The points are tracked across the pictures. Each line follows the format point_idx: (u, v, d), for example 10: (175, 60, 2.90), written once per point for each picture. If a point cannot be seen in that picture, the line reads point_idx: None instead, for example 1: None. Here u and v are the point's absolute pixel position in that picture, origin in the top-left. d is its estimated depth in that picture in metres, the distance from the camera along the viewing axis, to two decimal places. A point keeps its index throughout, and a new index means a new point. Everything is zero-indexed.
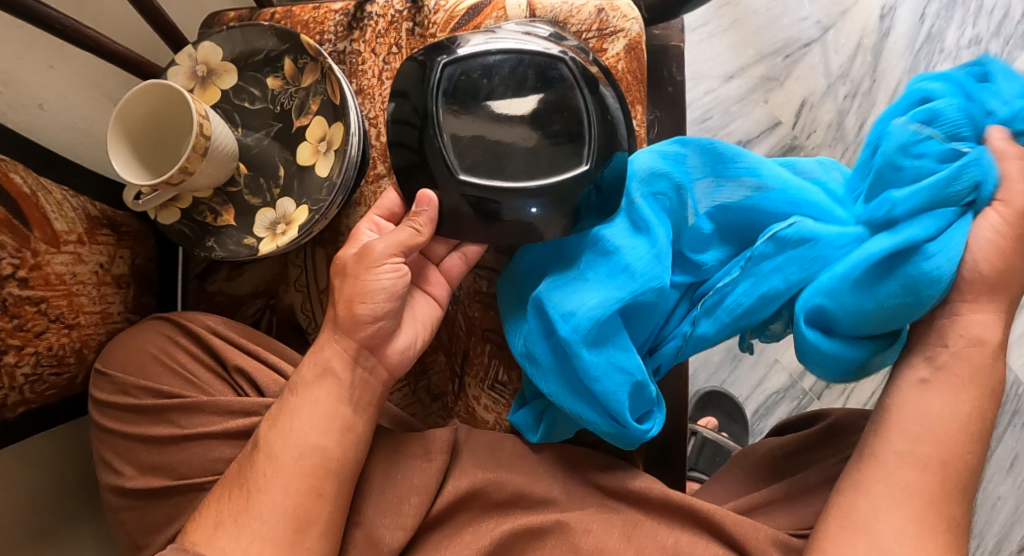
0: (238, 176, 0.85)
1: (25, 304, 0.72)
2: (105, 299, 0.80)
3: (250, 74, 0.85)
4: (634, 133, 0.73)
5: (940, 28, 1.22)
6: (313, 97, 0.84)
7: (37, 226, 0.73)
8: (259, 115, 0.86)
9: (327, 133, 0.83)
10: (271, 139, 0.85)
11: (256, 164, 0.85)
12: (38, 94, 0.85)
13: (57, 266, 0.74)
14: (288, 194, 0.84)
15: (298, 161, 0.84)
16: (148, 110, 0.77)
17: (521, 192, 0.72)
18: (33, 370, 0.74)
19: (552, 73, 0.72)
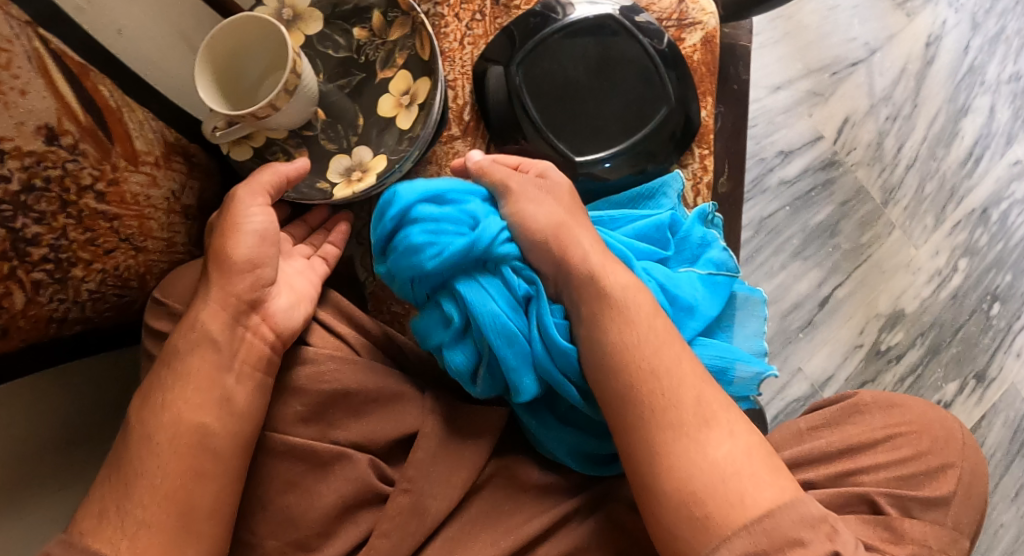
0: (315, 121, 0.85)
1: (100, 218, 0.70)
2: (172, 228, 0.78)
3: (338, 22, 0.86)
4: (676, 67, 0.87)
5: (982, 62, 1.26)
6: (399, 51, 0.84)
7: (120, 141, 0.72)
8: (342, 63, 0.86)
9: (412, 88, 0.83)
10: (353, 87, 0.86)
11: (334, 111, 0.84)
12: (117, 19, 0.83)
13: (132, 185, 0.73)
14: (365, 143, 0.84)
15: (379, 112, 0.85)
16: (237, 43, 0.77)
17: (612, 145, 0.87)
18: (97, 287, 0.72)
19: (593, 38, 0.87)
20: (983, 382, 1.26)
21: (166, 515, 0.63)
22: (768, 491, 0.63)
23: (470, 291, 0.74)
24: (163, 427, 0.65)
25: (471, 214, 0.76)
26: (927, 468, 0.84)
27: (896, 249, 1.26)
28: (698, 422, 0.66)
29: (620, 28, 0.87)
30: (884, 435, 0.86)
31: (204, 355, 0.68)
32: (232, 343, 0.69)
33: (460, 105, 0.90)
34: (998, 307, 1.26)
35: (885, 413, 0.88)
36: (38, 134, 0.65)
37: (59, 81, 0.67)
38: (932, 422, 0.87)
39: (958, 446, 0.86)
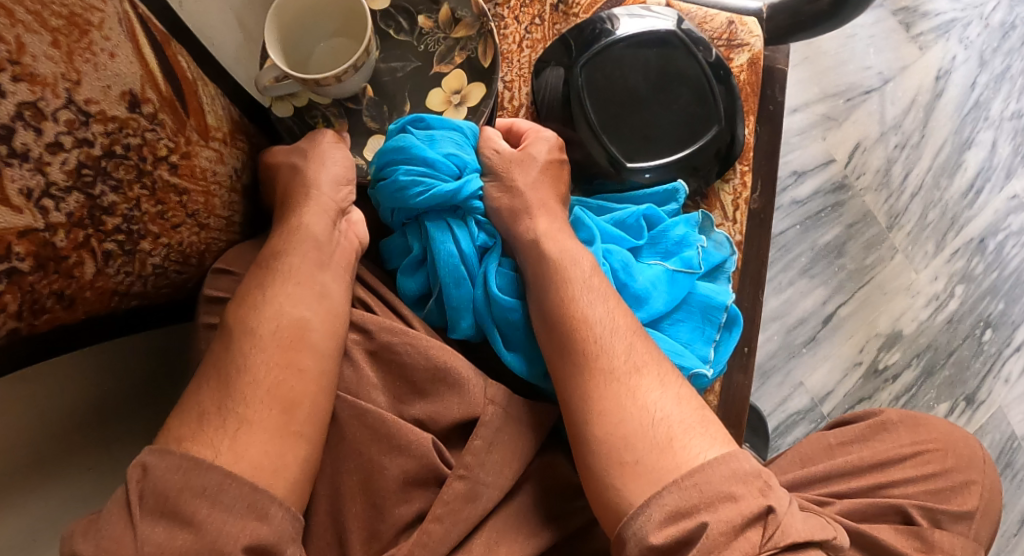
0: (362, 96, 0.85)
1: (170, 192, 0.69)
2: (232, 206, 0.77)
3: (405, 4, 0.87)
4: (726, 84, 0.91)
5: (987, 98, 1.32)
6: (460, 50, 0.85)
7: (194, 115, 0.71)
8: (401, 46, 0.87)
9: (463, 89, 0.85)
10: (405, 74, 0.86)
11: (385, 91, 0.86)
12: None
13: (203, 160, 0.72)
14: None
15: (427, 105, 0.85)
16: (306, 8, 0.78)
17: (662, 154, 0.91)
18: (161, 262, 0.71)
19: (652, 51, 0.91)
20: (972, 404, 1.31)
21: (270, 410, 0.65)
22: (698, 440, 0.65)
23: (449, 270, 0.78)
24: (267, 329, 0.69)
25: (456, 160, 0.80)
26: (953, 484, 0.90)
27: (899, 272, 1.30)
28: (629, 370, 0.69)
29: (679, 43, 0.91)
30: (913, 450, 0.92)
31: (304, 254, 0.74)
32: (330, 242, 0.76)
33: (515, 106, 0.93)
34: (989, 333, 1.32)
35: (911, 429, 0.94)
36: (122, 100, 0.64)
37: (144, 47, 0.66)
38: (957, 441, 0.93)
39: (979, 463, 0.92)
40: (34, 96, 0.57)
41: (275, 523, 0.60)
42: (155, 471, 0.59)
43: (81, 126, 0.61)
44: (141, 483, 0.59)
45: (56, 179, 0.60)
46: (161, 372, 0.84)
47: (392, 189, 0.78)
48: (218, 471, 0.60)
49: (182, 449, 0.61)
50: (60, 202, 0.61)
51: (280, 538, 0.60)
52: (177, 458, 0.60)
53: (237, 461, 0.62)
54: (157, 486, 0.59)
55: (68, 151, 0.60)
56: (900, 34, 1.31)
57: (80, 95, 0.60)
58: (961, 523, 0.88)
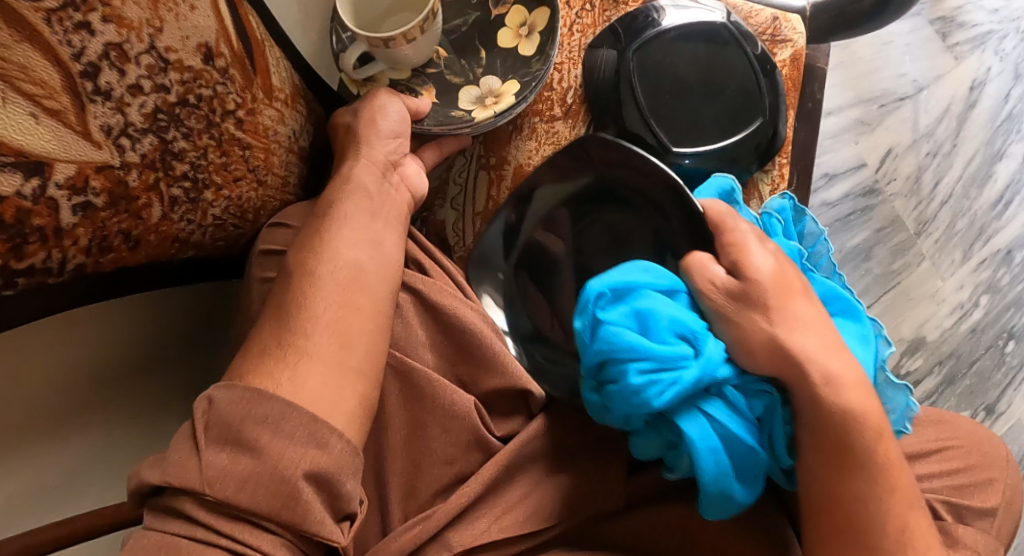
0: (437, 60, 0.93)
1: (236, 145, 0.69)
2: (288, 167, 0.77)
3: None
4: (770, 71, 0.92)
5: (1021, 111, 1.32)
6: None
7: (261, 74, 0.71)
8: (453, 8, 0.94)
9: (529, 19, 0.91)
10: (470, 27, 0.94)
11: (456, 48, 0.94)
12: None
13: (266, 118, 0.72)
14: (491, 73, 0.92)
15: (500, 44, 0.93)
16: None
17: (705, 141, 0.92)
18: (221, 215, 0.71)
19: (703, 42, 0.93)
20: (991, 415, 1.32)
21: (328, 343, 0.68)
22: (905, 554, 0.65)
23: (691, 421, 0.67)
24: (328, 270, 0.72)
25: (682, 327, 0.68)
26: (975, 480, 0.92)
27: (924, 279, 1.31)
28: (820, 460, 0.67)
29: (727, 38, 0.92)
30: (936, 446, 0.94)
31: (356, 202, 0.78)
32: (380, 194, 0.80)
33: (563, 88, 0.93)
34: (1012, 345, 1.32)
35: (935, 426, 0.96)
36: (198, 51, 0.64)
37: (220, 1, 0.66)
38: (980, 440, 0.95)
39: (1004, 461, 0.94)
40: (120, 38, 0.58)
41: (333, 454, 0.62)
42: (219, 402, 0.61)
43: (160, 71, 0.62)
44: (207, 414, 0.61)
45: (133, 121, 0.61)
46: (204, 330, 0.87)
47: (623, 394, 0.67)
48: (281, 401, 0.62)
49: (245, 381, 0.64)
50: (135, 142, 0.61)
51: (340, 468, 0.62)
52: (240, 389, 0.62)
53: (299, 391, 0.64)
54: (222, 416, 0.61)
55: (147, 95, 0.61)
56: (937, 43, 1.32)
57: (161, 42, 0.61)
58: (983, 518, 0.89)
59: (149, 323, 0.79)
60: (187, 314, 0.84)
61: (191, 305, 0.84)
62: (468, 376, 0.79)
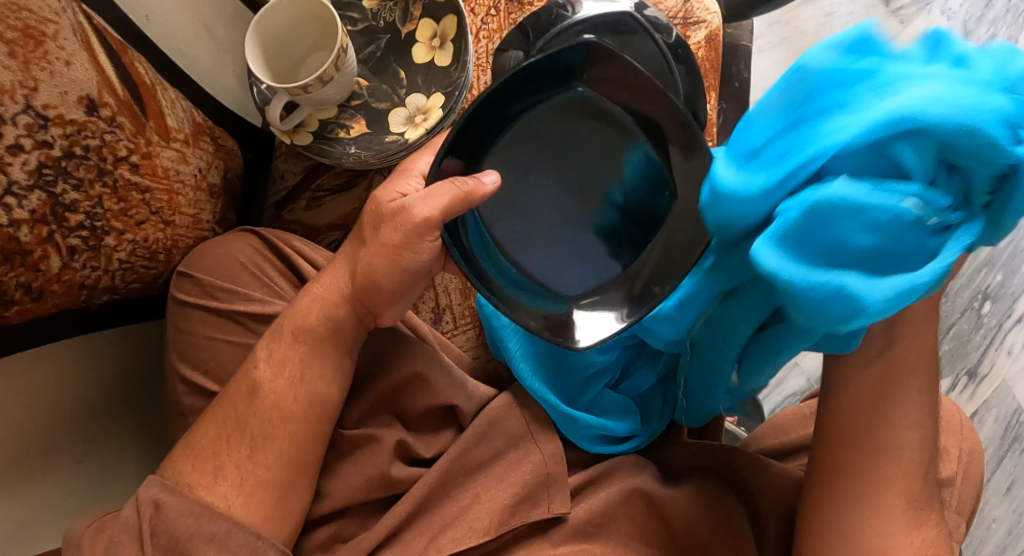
0: (359, 90, 0.89)
1: (133, 190, 0.72)
2: (198, 205, 0.80)
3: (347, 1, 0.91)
4: (682, 50, 0.91)
5: None
6: (413, 4, 0.89)
7: (153, 117, 0.74)
8: (362, 34, 0.91)
9: (438, 30, 0.88)
10: (383, 50, 0.90)
11: (374, 76, 0.90)
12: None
13: (165, 160, 0.75)
14: (415, 91, 0.89)
15: (416, 61, 0.89)
16: (280, 27, 0.82)
17: None
18: (128, 258, 0.75)
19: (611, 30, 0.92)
20: (974, 378, 1.30)
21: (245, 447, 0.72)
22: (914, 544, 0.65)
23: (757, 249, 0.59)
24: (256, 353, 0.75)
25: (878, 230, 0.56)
26: (932, 451, 0.88)
27: None
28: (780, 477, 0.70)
29: (634, 24, 0.92)
30: None
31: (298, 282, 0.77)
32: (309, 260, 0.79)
33: (476, 95, 0.92)
34: (988, 306, 1.30)
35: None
36: (80, 105, 0.67)
37: (98, 53, 0.69)
38: (934, 406, 0.91)
39: (958, 427, 0.90)
40: None
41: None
42: (166, 508, 0.67)
43: (41, 129, 0.64)
44: (153, 521, 0.66)
45: (18, 180, 0.64)
46: (154, 372, 0.89)
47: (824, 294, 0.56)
48: (228, 520, 0.67)
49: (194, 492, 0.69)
50: (22, 200, 0.64)
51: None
52: (189, 501, 0.67)
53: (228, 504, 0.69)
54: (168, 527, 0.66)
55: (29, 153, 0.64)
56: (881, 9, 1.31)
57: (38, 100, 0.63)
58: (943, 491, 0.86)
59: (96, 368, 0.81)
60: (133, 356, 0.86)
61: (136, 347, 0.86)
62: (402, 392, 0.81)
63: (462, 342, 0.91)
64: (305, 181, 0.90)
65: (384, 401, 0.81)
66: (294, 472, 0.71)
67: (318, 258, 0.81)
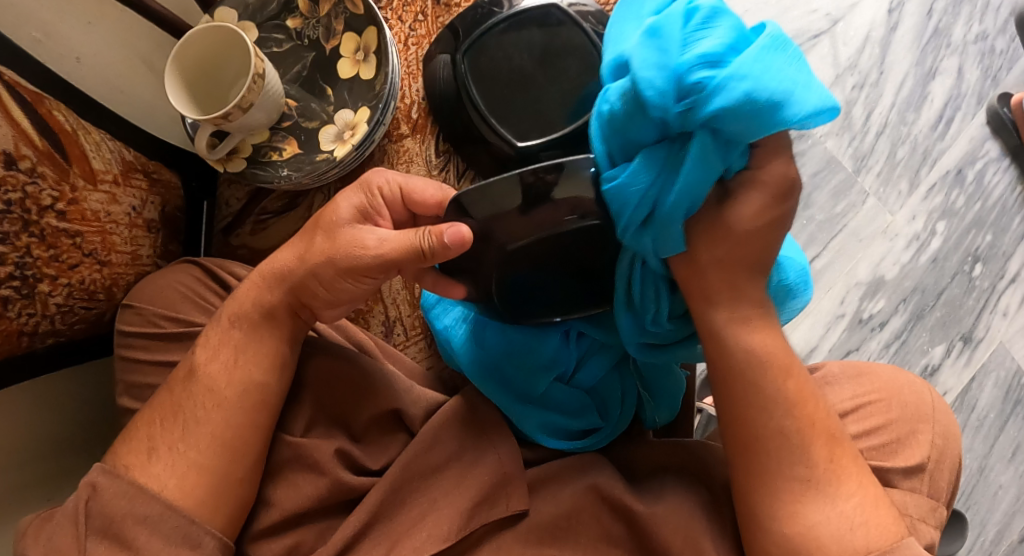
0: (289, 111, 0.90)
1: (61, 236, 0.74)
2: (135, 241, 0.83)
3: (272, 23, 0.92)
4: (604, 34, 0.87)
5: (947, 23, 1.28)
6: (335, 19, 0.90)
7: (76, 163, 0.76)
8: (289, 55, 0.92)
9: (361, 43, 0.89)
10: (309, 69, 0.91)
11: (302, 97, 0.91)
12: (88, 12, 0.86)
13: (93, 203, 0.77)
14: (343, 107, 0.90)
15: (341, 76, 0.90)
16: (199, 57, 0.83)
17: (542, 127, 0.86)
18: (64, 301, 0.77)
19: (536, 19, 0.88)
20: (970, 343, 1.26)
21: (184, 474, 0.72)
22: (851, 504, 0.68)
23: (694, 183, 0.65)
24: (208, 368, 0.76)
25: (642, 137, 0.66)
26: (898, 436, 0.83)
27: (872, 217, 1.26)
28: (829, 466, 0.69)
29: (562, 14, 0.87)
30: (853, 405, 0.85)
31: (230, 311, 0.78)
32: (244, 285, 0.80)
33: (407, 105, 0.95)
34: (980, 268, 1.26)
35: (854, 381, 0.87)
36: None
37: (12, 110, 0.71)
38: (902, 389, 0.85)
39: (928, 410, 0.84)
40: None
41: (207, 551, 0.69)
42: (104, 493, 0.68)
43: None
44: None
45: None
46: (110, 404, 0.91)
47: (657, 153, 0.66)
48: (171, 507, 0.69)
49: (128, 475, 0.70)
50: None
51: None
52: (123, 482, 0.69)
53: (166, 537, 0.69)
54: None
55: None
56: None
57: None
58: (911, 479, 0.80)
59: (54, 405, 0.84)
60: (88, 389, 0.88)
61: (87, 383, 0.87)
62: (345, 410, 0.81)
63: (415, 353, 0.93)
64: (249, 205, 0.92)
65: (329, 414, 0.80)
66: (233, 501, 0.72)
67: None
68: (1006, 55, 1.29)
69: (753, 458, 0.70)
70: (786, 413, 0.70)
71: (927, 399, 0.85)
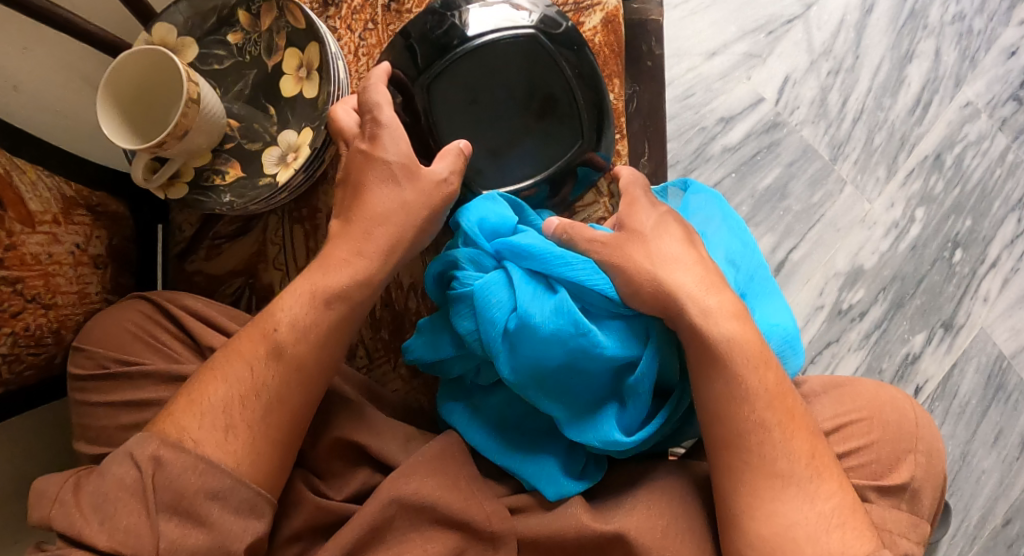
0: (231, 132, 0.86)
1: (0, 284, 0.71)
2: (82, 279, 0.80)
3: (212, 38, 0.88)
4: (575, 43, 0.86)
5: (922, 5, 1.25)
6: (277, 34, 0.86)
7: (12, 207, 0.72)
8: (230, 72, 0.88)
9: (304, 59, 0.85)
10: (252, 87, 0.87)
11: (245, 116, 0.87)
12: (23, 37, 0.81)
13: (32, 246, 0.74)
14: (287, 127, 0.86)
15: (283, 94, 0.86)
16: (131, 80, 0.78)
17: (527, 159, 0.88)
18: (10, 350, 0.74)
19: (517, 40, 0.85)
20: (951, 330, 1.24)
21: None
22: (836, 531, 0.73)
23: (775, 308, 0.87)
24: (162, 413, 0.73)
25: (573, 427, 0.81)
26: (880, 457, 0.84)
27: (850, 205, 1.23)
28: (810, 474, 0.75)
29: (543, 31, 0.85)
30: (835, 425, 0.86)
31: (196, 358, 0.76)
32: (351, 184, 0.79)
33: None
34: (960, 254, 1.24)
35: (835, 399, 0.88)
36: None
37: None
38: (884, 406, 0.86)
39: (911, 428, 0.85)
40: None
41: None
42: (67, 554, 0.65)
43: None
44: None
45: None
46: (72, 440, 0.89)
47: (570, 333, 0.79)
48: None
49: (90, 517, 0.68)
50: None
51: None
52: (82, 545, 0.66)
53: None
54: None
55: None
56: None
57: None
58: (887, 496, 0.83)
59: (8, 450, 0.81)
60: (48, 429, 0.86)
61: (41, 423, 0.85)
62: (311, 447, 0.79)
63: (379, 376, 0.93)
64: (201, 230, 0.89)
65: (300, 450, 0.82)
66: None
67: (224, 321, 0.79)
68: (983, 35, 1.26)
69: (721, 496, 0.77)
70: (768, 406, 0.77)
71: (910, 415, 0.86)
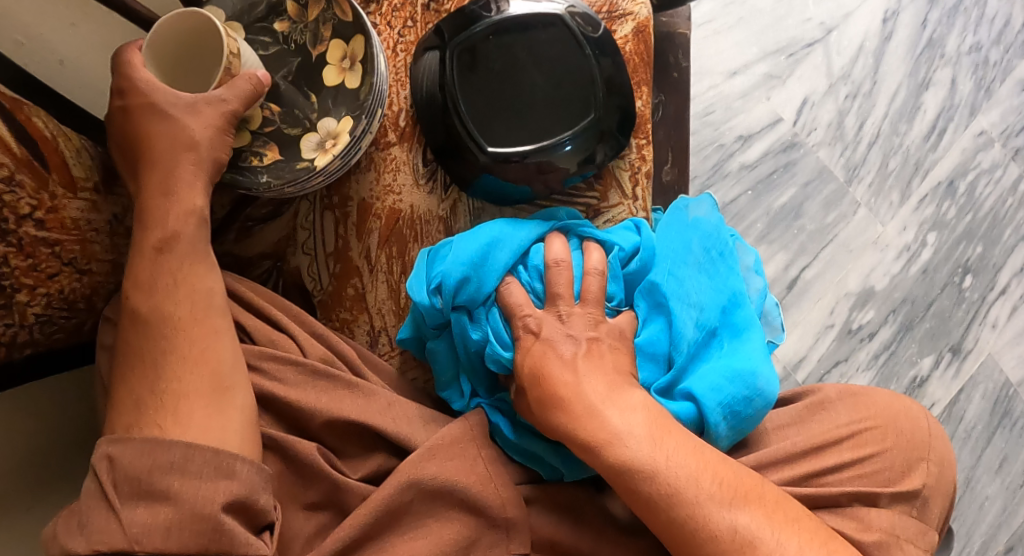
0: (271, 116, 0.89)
1: (40, 245, 0.73)
2: (117, 249, 0.81)
3: (259, 25, 0.90)
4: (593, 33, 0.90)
5: (940, 34, 1.29)
6: (324, 25, 0.89)
7: (56, 170, 0.74)
8: (275, 58, 0.90)
9: (348, 51, 0.88)
10: (295, 74, 0.90)
11: (285, 100, 0.89)
12: (72, 14, 0.83)
13: (72, 211, 0.75)
14: (327, 115, 0.89)
15: (326, 83, 0.89)
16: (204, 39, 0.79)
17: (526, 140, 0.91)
18: (44, 311, 0.75)
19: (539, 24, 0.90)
20: (959, 355, 1.26)
21: None
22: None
23: (710, 367, 0.79)
24: None
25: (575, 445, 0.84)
26: (893, 464, 0.83)
27: (863, 228, 1.26)
28: (770, 534, 0.67)
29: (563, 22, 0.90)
30: (850, 431, 0.85)
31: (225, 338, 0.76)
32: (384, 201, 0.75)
33: (395, 112, 0.94)
34: (970, 279, 1.27)
35: (851, 406, 0.87)
36: None
37: None
38: (898, 415, 0.86)
39: (924, 437, 0.85)
40: None
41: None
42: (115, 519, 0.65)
43: None
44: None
45: None
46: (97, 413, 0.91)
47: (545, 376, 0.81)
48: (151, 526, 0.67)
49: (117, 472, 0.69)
50: None
51: None
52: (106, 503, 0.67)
53: None
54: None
55: None
56: None
57: None
58: (900, 502, 0.82)
59: (44, 417, 0.84)
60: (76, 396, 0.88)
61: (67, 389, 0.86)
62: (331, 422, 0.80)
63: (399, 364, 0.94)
64: (233, 213, 0.93)
65: None
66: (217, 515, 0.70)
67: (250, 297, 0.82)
68: (999, 66, 1.30)
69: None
70: (695, 482, 0.68)
71: (923, 424, 0.86)
